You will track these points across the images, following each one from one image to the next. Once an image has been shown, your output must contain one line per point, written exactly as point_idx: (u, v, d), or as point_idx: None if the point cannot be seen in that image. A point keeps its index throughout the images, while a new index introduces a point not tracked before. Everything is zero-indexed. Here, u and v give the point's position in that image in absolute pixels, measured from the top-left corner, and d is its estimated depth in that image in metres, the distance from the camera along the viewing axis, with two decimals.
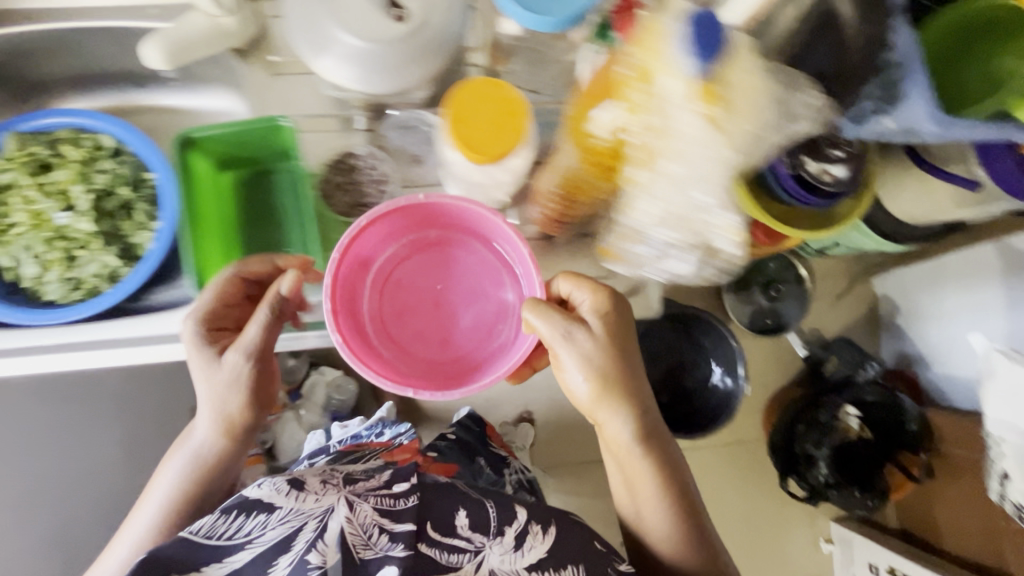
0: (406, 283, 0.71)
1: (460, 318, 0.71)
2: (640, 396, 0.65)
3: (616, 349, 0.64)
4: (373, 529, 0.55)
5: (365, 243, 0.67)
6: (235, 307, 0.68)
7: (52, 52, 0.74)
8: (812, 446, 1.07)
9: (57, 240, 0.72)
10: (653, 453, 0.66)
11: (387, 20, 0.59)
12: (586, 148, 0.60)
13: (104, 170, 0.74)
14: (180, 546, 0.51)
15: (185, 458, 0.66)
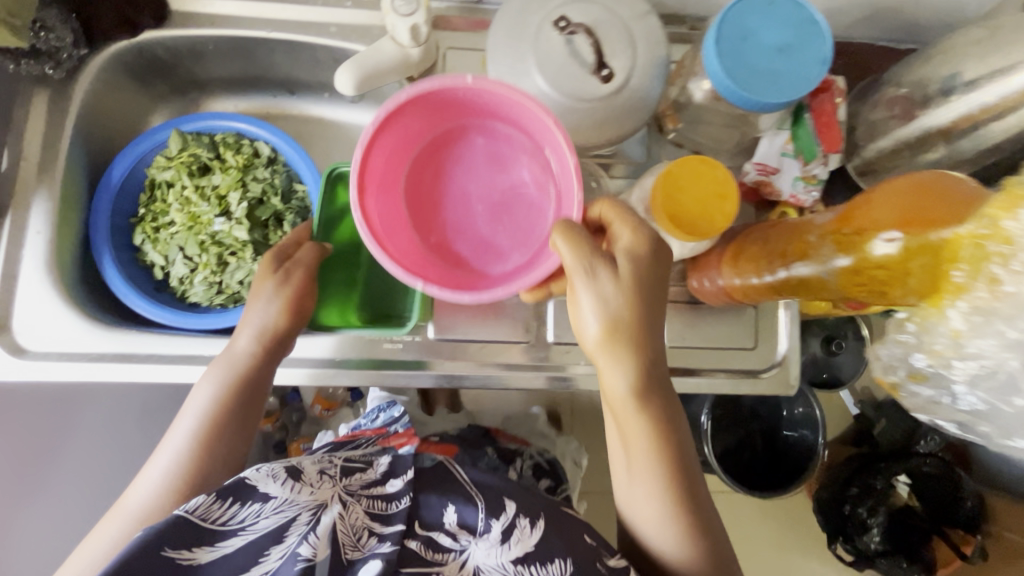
0: (441, 183, 0.64)
1: (484, 207, 0.63)
2: (651, 350, 0.53)
3: (643, 288, 0.51)
4: (363, 533, 0.57)
5: (399, 122, 0.58)
6: (308, 301, 0.64)
7: (222, 55, 0.74)
8: (866, 512, 1.07)
9: (210, 245, 0.72)
10: (656, 420, 0.55)
11: (594, 79, 0.59)
12: (855, 261, 0.40)
13: (260, 179, 0.74)
14: (178, 527, 0.48)
15: (214, 383, 0.61)
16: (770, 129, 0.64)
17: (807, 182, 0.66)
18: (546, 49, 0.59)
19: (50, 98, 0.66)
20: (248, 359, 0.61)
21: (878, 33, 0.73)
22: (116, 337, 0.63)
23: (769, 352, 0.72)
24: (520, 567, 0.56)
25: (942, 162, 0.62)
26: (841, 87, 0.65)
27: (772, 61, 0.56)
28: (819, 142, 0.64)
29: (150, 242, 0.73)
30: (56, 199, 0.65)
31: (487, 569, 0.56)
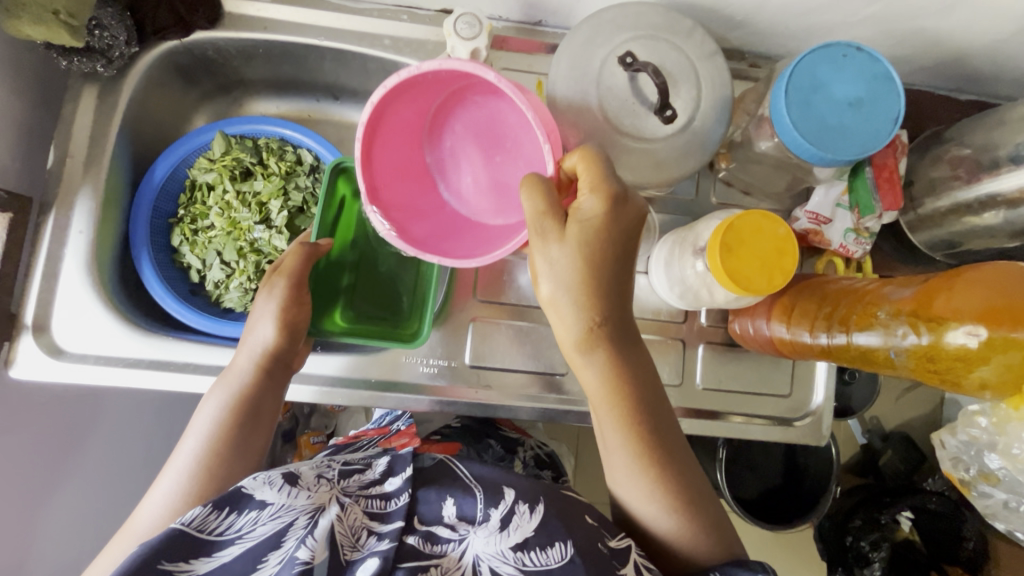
0: (443, 150, 0.60)
1: (490, 172, 0.58)
2: (602, 306, 0.52)
3: (597, 246, 0.50)
4: (361, 533, 0.51)
5: (387, 113, 0.53)
6: (302, 311, 0.61)
7: (270, 58, 0.73)
8: (868, 546, 1.05)
9: (248, 252, 0.73)
10: (613, 377, 0.54)
11: (656, 119, 0.58)
12: (922, 351, 0.41)
13: (301, 188, 0.74)
14: (173, 540, 0.44)
15: (218, 404, 0.57)
16: (827, 180, 0.63)
17: (859, 234, 0.65)
18: (608, 85, 0.58)
19: (99, 94, 0.65)
20: (254, 377, 0.59)
21: (940, 82, 0.71)
22: (153, 343, 0.63)
23: (804, 400, 0.72)
24: (522, 555, 0.51)
25: (1002, 227, 0.60)
26: (905, 142, 0.64)
27: (841, 116, 0.55)
28: (879, 198, 0.62)
29: (187, 244, 0.72)
30: (99, 197, 0.65)
31: (486, 558, 0.51)
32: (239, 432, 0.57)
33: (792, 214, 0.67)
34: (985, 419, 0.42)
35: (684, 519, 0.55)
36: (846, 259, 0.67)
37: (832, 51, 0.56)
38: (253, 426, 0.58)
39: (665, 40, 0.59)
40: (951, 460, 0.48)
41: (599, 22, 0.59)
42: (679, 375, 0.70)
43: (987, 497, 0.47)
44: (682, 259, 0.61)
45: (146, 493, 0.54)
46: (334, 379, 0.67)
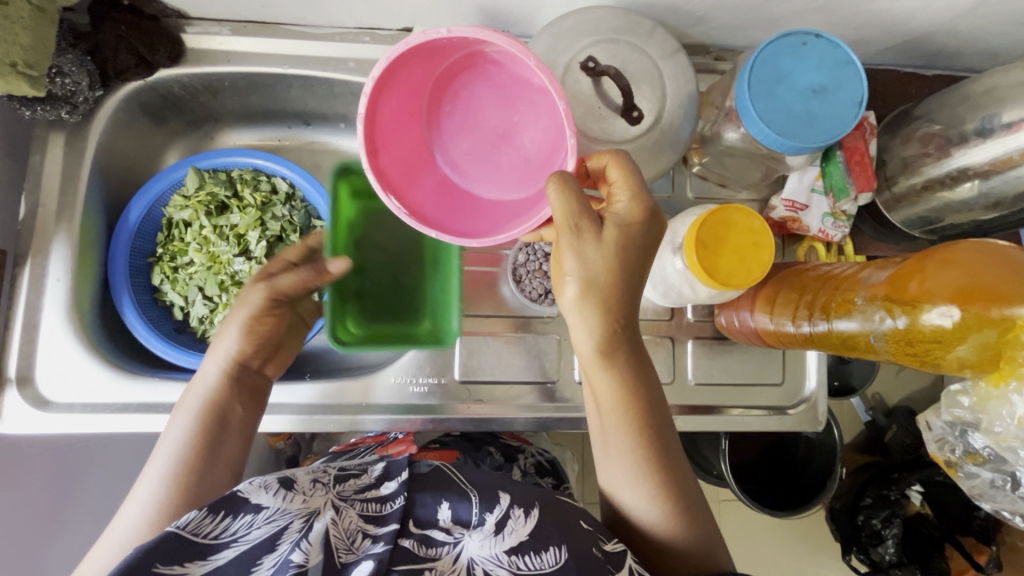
0: (443, 114, 0.60)
1: (489, 142, 0.60)
2: (623, 311, 0.52)
3: (628, 250, 0.50)
4: (357, 535, 0.50)
5: (402, 68, 0.53)
6: (273, 322, 0.63)
7: (238, 90, 0.73)
8: (880, 523, 1.05)
9: (229, 285, 0.73)
10: (627, 384, 0.54)
11: (624, 120, 0.58)
12: (897, 334, 0.40)
13: (278, 217, 0.74)
14: (169, 541, 0.43)
15: (188, 416, 0.57)
16: (800, 166, 0.64)
17: (836, 217, 0.65)
18: (573, 92, 0.58)
19: (66, 140, 0.65)
20: (217, 383, 0.59)
21: (905, 61, 0.72)
22: (139, 386, 0.63)
23: (797, 387, 0.72)
24: (516, 559, 0.50)
25: (977, 201, 0.60)
26: (872, 125, 0.64)
27: (806, 103, 0.55)
28: (851, 180, 0.63)
29: (168, 282, 0.72)
30: (75, 243, 0.65)
31: (481, 561, 0.50)
32: (212, 440, 0.56)
33: (769, 203, 0.67)
34: (968, 398, 0.42)
35: (676, 516, 0.55)
36: (826, 243, 0.67)
37: (791, 39, 0.56)
38: (225, 441, 0.57)
39: (626, 42, 0.59)
40: (936, 442, 0.47)
41: (559, 28, 0.59)
42: (671, 372, 0.70)
43: (973, 478, 0.47)
44: (661, 258, 0.61)
45: (118, 514, 0.53)
46: (297, 407, 0.66)
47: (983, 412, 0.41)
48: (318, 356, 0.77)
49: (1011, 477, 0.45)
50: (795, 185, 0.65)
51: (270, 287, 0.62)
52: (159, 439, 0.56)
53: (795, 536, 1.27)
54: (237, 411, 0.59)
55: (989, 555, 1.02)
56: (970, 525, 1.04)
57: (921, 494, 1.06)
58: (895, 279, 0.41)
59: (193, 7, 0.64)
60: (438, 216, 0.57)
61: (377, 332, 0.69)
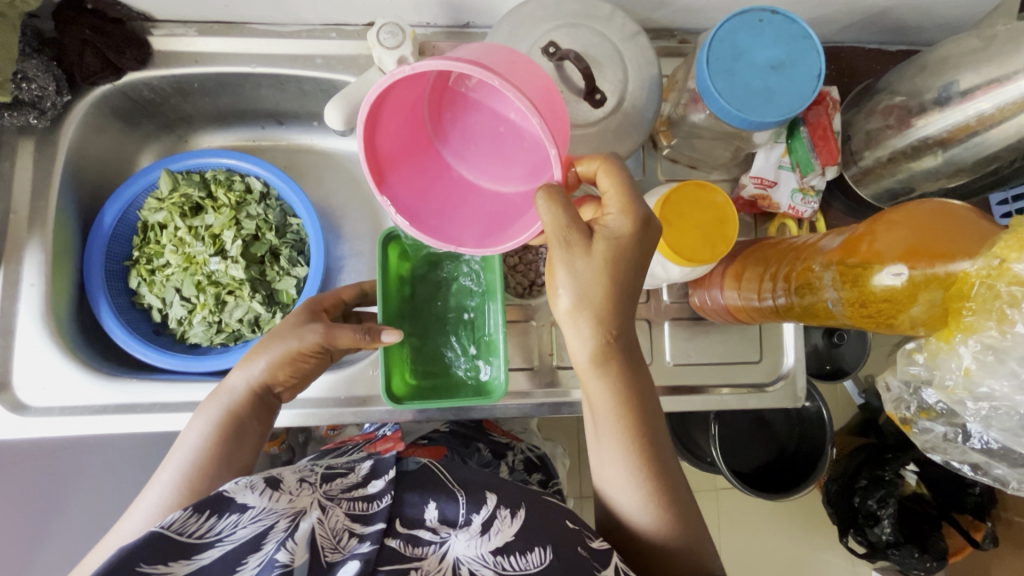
0: (445, 121, 0.55)
1: (495, 141, 0.54)
2: (617, 323, 0.51)
3: (619, 262, 0.49)
4: (343, 535, 0.50)
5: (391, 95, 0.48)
6: (302, 365, 0.59)
7: (207, 91, 0.73)
8: (876, 504, 1.04)
9: (206, 285, 0.73)
10: (623, 395, 0.53)
11: (586, 104, 0.58)
12: (853, 297, 0.42)
13: (253, 215, 0.74)
14: (152, 542, 0.42)
15: (208, 420, 0.56)
16: (766, 143, 0.64)
17: (805, 193, 0.66)
18: None
19: (36, 146, 0.65)
20: (244, 399, 0.57)
21: (868, 37, 0.72)
22: (116, 388, 0.63)
23: (775, 365, 0.72)
24: (501, 559, 0.51)
25: (941, 170, 0.61)
26: (835, 100, 0.65)
27: (765, 79, 0.56)
28: (816, 155, 0.64)
29: (145, 284, 0.72)
30: (48, 248, 0.65)
31: (467, 561, 0.51)
32: (228, 452, 0.55)
33: (739, 181, 0.68)
34: (920, 355, 0.43)
35: (663, 513, 0.54)
36: (798, 220, 0.68)
37: (747, 18, 0.57)
38: (241, 456, 0.55)
39: (587, 26, 0.60)
40: (893, 401, 0.48)
41: (519, 15, 0.60)
42: (649, 354, 0.70)
43: (927, 432, 0.48)
44: None
45: (125, 513, 0.52)
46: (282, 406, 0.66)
47: (934, 366, 0.42)
48: None
49: (962, 430, 0.47)
50: (764, 162, 0.65)
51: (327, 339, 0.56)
52: (176, 441, 0.55)
53: (792, 522, 1.27)
54: (257, 428, 0.57)
55: (984, 531, 1.02)
56: (965, 502, 1.04)
57: (915, 473, 1.06)
58: (852, 240, 0.42)
59: (156, 9, 0.64)
60: (447, 223, 0.52)
61: (434, 388, 0.63)
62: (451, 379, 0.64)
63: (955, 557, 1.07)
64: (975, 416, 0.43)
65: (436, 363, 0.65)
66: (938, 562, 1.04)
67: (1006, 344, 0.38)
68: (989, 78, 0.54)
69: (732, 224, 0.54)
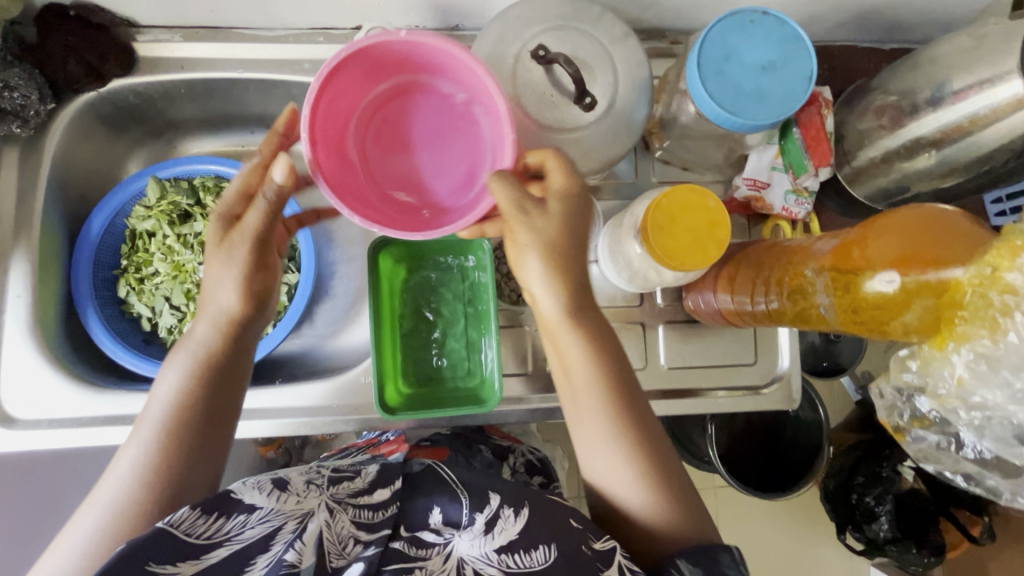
0: (389, 109, 0.54)
1: (444, 129, 0.53)
2: (579, 277, 0.53)
3: (570, 223, 0.52)
4: (349, 541, 0.49)
5: (346, 93, 0.50)
6: (263, 275, 0.56)
7: (194, 96, 0.72)
8: (873, 499, 1.04)
9: (196, 293, 0.72)
10: (594, 346, 0.55)
11: (577, 107, 0.58)
12: (847, 309, 0.41)
13: None
14: (157, 539, 0.42)
15: (180, 370, 0.54)
16: (758, 145, 0.64)
17: (799, 194, 0.65)
18: (525, 80, 0.58)
19: (21, 154, 0.64)
20: (217, 345, 0.55)
21: (861, 35, 0.72)
22: (106, 400, 0.62)
23: (771, 366, 0.72)
24: (506, 557, 0.50)
25: (935, 170, 0.60)
26: (828, 99, 0.64)
27: (756, 81, 0.55)
28: (808, 156, 0.64)
29: (134, 293, 0.72)
30: (34, 258, 0.64)
31: (471, 560, 0.50)
32: (206, 401, 0.53)
33: (732, 183, 0.67)
34: (914, 363, 0.43)
35: (649, 473, 0.54)
36: (792, 222, 0.67)
37: (737, 18, 0.56)
38: (221, 403, 0.54)
39: (574, 34, 0.59)
40: (887, 408, 0.49)
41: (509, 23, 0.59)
42: (643, 358, 0.70)
43: (920, 441, 0.49)
44: (617, 247, 0.63)
45: (104, 474, 0.50)
46: (275, 417, 0.65)
47: (927, 374, 0.42)
48: (291, 361, 0.77)
49: (954, 439, 0.48)
50: (757, 164, 0.65)
51: (249, 228, 0.52)
52: (149, 396, 0.53)
53: (792, 520, 1.27)
54: (230, 372, 0.55)
55: (983, 526, 1.01)
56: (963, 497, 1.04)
57: (913, 468, 1.06)
58: (846, 244, 0.42)
59: (140, 14, 0.63)
60: (381, 211, 0.50)
61: (430, 396, 0.63)
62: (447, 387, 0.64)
63: (954, 551, 1.07)
64: (970, 425, 0.44)
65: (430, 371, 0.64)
66: (936, 557, 1.04)
67: (998, 352, 0.38)
68: (981, 78, 0.53)
69: (721, 228, 0.53)
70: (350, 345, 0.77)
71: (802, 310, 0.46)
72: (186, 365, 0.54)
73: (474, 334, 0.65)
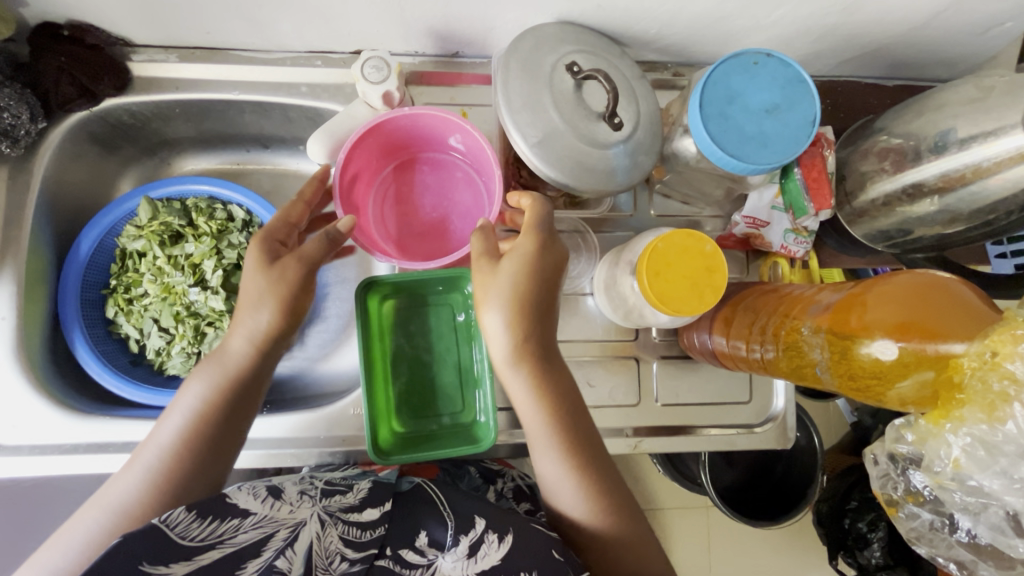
0: (397, 173, 0.68)
1: (442, 188, 0.68)
2: (532, 323, 0.52)
3: (526, 284, 0.52)
4: (336, 557, 0.49)
5: (365, 161, 0.63)
6: (305, 301, 0.57)
7: (189, 116, 0.71)
8: (865, 527, 1.02)
9: (185, 316, 0.71)
10: (542, 396, 0.53)
11: (605, 125, 0.57)
12: (844, 372, 0.43)
13: (235, 245, 0.72)
14: (147, 537, 0.42)
15: (203, 383, 0.54)
16: (759, 184, 0.63)
17: (798, 233, 0.65)
18: (557, 91, 0.57)
19: (9, 175, 0.64)
20: (243, 360, 0.55)
21: (866, 72, 0.71)
22: (90, 426, 0.62)
23: (765, 405, 0.71)
24: None
25: (935, 218, 0.59)
26: (830, 139, 0.64)
27: (759, 124, 0.55)
28: (809, 198, 0.62)
29: (123, 314, 0.70)
30: (21, 279, 0.63)
31: None
32: (227, 417, 0.54)
33: (731, 219, 0.67)
34: (911, 434, 0.42)
35: (607, 527, 0.54)
36: (791, 260, 0.67)
37: (740, 60, 0.55)
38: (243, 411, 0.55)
39: (587, 60, 0.59)
40: (881, 479, 0.47)
41: (522, 52, 0.58)
42: (637, 395, 0.69)
43: (914, 519, 0.46)
44: (612, 285, 0.63)
45: (119, 474, 0.52)
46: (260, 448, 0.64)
47: (923, 450, 0.42)
48: (281, 384, 0.76)
49: (950, 520, 0.45)
50: (755, 202, 0.64)
51: (301, 256, 0.54)
52: (170, 404, 0.54)
53: (783, 546, 1.26)
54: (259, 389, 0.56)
55: None
56: None
57: None
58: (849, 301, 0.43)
59: (135, 34, 0.62)
60: (406, 248, 0.66)
61: (423, 433, 0.63)
62: (441, 422, 0.64)
63: None
64: (963, 510, 0.43)
65: (425, 405, 0.64)
66: None
67: (997, 439, 0.38)
68: (986, 129, 0.53)
69: (721, 275, 0.52)
70: (340, 369, 0.76)
71: (794, 358, 0.48)
72: (212, 377, 0.54)
73: (468, 369, 0.65)
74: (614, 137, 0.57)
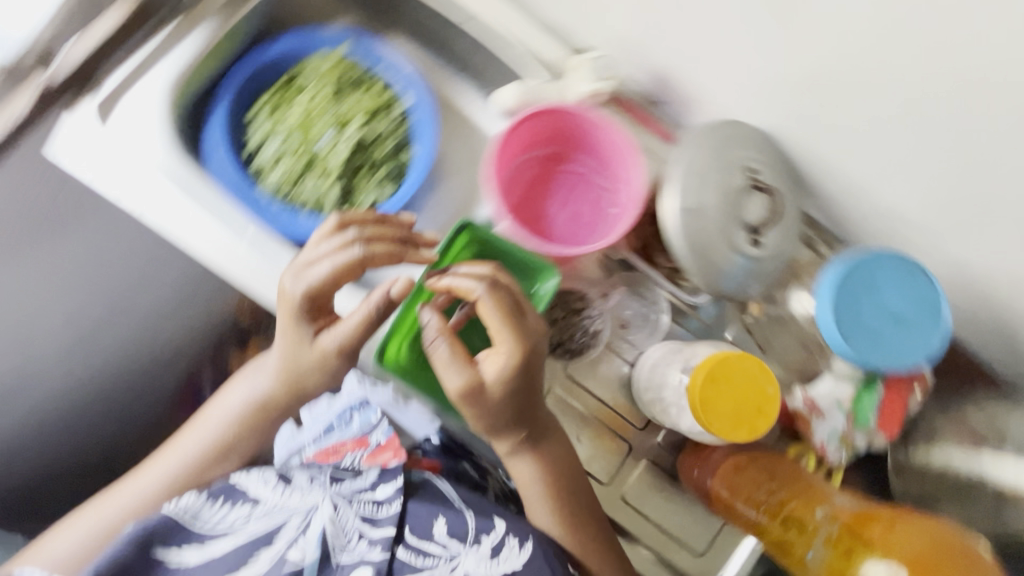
0: (544, 162, 0.70)
1: (572, 198, 0.70)
2: (523, 411, 0.57)
3: (518, 392, 0.55)
4: (353, 534, 0.55)
5: (530, 133, 0.66)
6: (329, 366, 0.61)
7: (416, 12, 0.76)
8: None
9: (304, 152, 0.72)
10: (550, 472, 0.60)
11: (745, 237, 0.60)
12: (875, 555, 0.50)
13: (382, 127, 0.74)
14: (170, 525, 0.52)
15: (253, 385, 0.64)
16: (840, 374, 0.63)
17: (842, 443, 0.64)
18: (728, 183, 0.60)
19: None
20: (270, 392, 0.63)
21: None
22: (177, 171, 0.65)
23: (714, 565, 0.66)
24: None
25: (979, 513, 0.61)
26: (924, 387, 0.64)
27: (881, 324, 0.56)
28: (877, 417, 0.62)
29: (260, 116, 0.72)
30: (218, 32, 0.69)
31: None
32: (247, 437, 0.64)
33: (791, 390, 0.66)
34: None
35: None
36: (819, 458, 0.65)
37: (901, 263, 0.56)
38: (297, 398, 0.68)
39: (768, 175, 0.62)
40: None
41: (723, 133, 0.61)
42: (609, 475, 0.67)
43: None
44: (659, 370, 0.63)
45: (149, 461, 0.65)
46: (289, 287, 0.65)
47: None
48: None
49: None
50: (825, 387, 0.64)
51: (335, 341, 0.58)
52: (220, 396, 0.66)
53: None
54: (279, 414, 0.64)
55: None
56: None
57: None
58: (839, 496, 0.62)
59: None
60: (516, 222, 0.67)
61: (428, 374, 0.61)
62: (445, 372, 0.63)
63: None
64: None
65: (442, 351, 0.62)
66: None
67: None
68: None
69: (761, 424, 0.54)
70: None
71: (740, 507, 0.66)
72: (263, 380, 0.63)
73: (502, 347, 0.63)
74: (746, 250, 0.60)
